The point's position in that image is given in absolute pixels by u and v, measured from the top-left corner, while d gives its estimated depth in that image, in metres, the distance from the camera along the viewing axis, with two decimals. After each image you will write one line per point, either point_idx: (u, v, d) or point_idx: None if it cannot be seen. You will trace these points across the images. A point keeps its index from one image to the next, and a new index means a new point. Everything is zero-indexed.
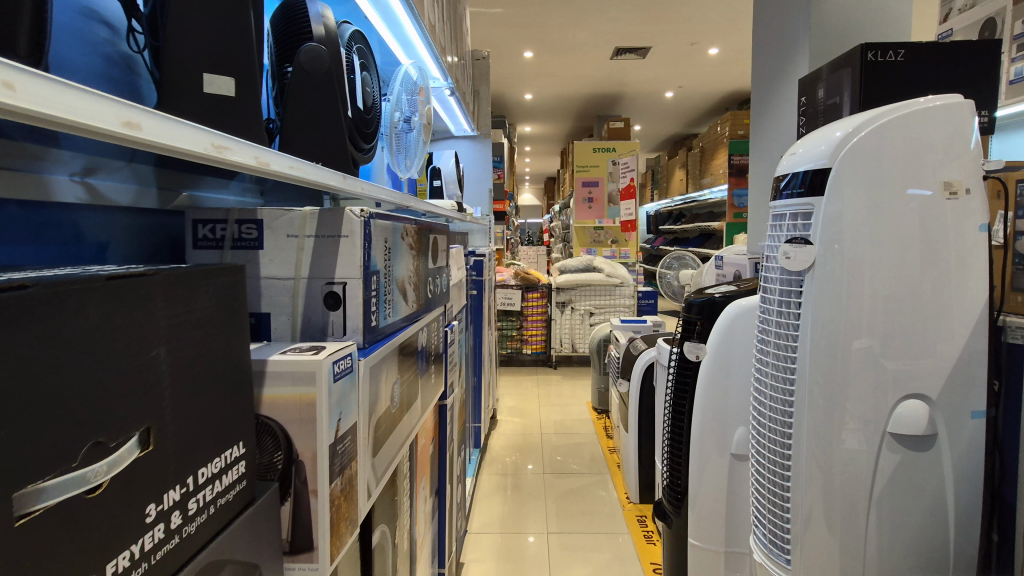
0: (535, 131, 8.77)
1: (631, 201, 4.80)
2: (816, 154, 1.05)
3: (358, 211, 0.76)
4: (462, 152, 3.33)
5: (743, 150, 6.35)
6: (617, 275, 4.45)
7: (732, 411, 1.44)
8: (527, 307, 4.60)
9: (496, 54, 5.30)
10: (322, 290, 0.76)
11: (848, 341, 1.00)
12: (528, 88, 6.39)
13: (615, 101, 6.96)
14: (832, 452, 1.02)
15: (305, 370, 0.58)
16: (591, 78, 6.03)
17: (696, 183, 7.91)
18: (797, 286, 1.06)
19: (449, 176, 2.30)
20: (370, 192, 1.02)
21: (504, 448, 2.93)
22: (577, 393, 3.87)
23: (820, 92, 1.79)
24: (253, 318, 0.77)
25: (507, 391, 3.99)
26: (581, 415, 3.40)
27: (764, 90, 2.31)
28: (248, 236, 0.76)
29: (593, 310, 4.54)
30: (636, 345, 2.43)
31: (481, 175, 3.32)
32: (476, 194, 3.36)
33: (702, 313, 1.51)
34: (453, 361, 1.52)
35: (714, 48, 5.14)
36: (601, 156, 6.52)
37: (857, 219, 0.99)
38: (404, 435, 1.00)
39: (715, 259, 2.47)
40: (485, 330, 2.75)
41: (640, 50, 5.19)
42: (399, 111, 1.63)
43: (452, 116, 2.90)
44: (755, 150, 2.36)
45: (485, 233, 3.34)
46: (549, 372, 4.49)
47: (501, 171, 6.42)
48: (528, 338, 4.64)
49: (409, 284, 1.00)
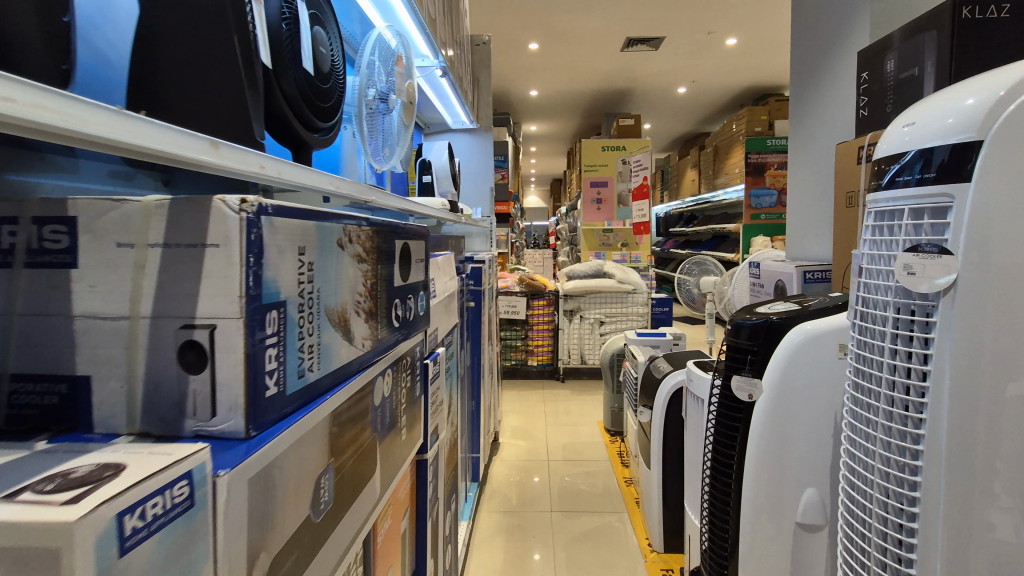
0: (540, 130, 8.46)
1: (644, 201, 4.47)
2: (938, 131, 0.73)
3: (236, 202, 0.44)
4: (460, 148, 3.02)
5: (761, 148, 6.02)
6: (630, 281, 4.16)
7: (797, 467, 1.12)
8: (532, 315, 4.28)
9: (500, 46, 5.00)
10: (177, 338, 0.44)
11: (998, 393, 0.68)
12: (534, 84, 6.08)
13: (625, 97, 6.64)
14: (978, 561, 0.70)
15: (39, 547, 0.27)
16: (601, 72, 5.71)
17: (710, 184, 7.56)
18: (922, 313, 0.73)
19: (441, 171, 2.00)
20: (306, 178, 0.70)
21: (506, 477, 2.60)
22: (588, 411, 3.53)
23: (890, 65, 1.47)
24: (64, 386, 0.45)
25: (510, 408, 3.66)
26: (592, 436, 3.08)
27: (806, 70, 1.99)
28: (50, 243, 0.44)
29: (605, 319, 4.22)
30: (658, 366, 2.11)
31: (481, 174, 3.00)
32: (475, 193, 3.04)
33: (757, 338, 1.18)
34: (438, 399, 1.20)
35: (732, 38, 4.83)
36: (611, 154, 6.18)
37: (1015, 214, 0.67)
38: (353, 532, 0.68)
39: (749, 266, 2.14)
40: (484, 346, 2.43)
41: (653, 41, 4.87)
42: (373, 87, 1.31)
43: (446, 104, 2.59)
44: (797, 140, 2.04)
45: (485, 236, 3.02)
46: (557, 387, 4.15)
47: (505, 171, 6.12)
48: (534, 349, 4.31)
49: (360, 311, 0.69)
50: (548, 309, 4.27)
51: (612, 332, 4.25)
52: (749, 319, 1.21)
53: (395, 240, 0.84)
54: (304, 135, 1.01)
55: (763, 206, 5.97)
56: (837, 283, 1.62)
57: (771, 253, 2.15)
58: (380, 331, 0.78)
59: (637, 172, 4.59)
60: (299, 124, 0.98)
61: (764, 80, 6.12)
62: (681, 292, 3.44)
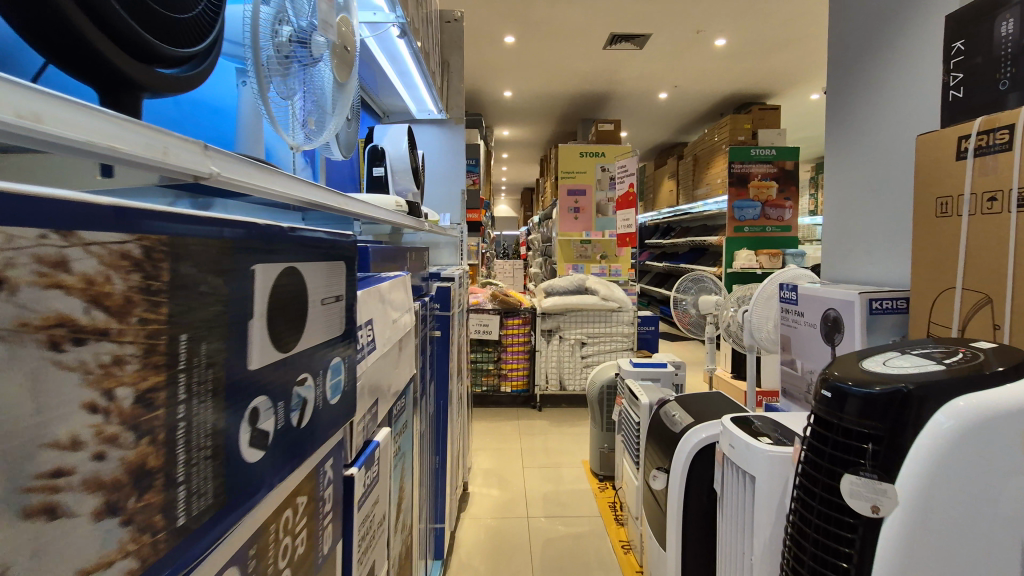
0: (513, 135, 8.07)
1: (628, 210, 4.09)
2: None
3: None
4: (426, 141, 2.56)
5: (745, 157, 5.76)
6: (614, 299, 3.77)
7: None
8: (506, 335, 3.84)
9: (472, 38, 4.59)
10: None
11: None
12: (507, 83, 5.71)
13: (604, 102, 6.31)
14: None
15: None
16: (580, 73, 5.36)
17: (689, 194, 7.28)
18: None
19: (398, 161, 1.50)
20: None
21: (477, 542, 2.12)
22: (570, 448, 3.08)
23: (1003, 26, 1.09)
24: None
25: (482, 443, 3.18)
26: (578, 483, 2.63)
27: (850, 50, 1.62)
28: None
29: (587, 340, 3.82)
30: (670, 413, 1.68)
31: (450, 174, 2.55)
32: (444, 196, 2.58)
33: (877, 417, 0.76)
34: (376, 523, 0.72)
35: (721, 38, 4.55)
36: (589, 161, 5.82)
37: None
38: None
39: (784, 290, 1.75)
40: (452, 384, 1.96)
41: (637, 38, 4.53)
42: (282, 18, 0.86)
43: (409, 84, 2.13)
44: (842, 136, 1.66)
45: (455, 247, 2.57)
46: (533, 416, 3.70)
47: (476, 176, 5.71)
48: (508, 373, 3.86)
49: (63, 505, 0.24)
50: (524, 328, 3.85)
51: (595, 354, 3.84)
52: (861, 385, 0.79)
53: (256, 265, 0.38)
54: (141, 76, 0.58)
55: (747, 218, 5.79)
56: (920, 317, 1.24)
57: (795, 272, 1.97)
58: (202, 492, 0.33)
59: (622, 178, 4.16)
60: (116, 50, 0.55)
61: (748, 87, 5.88)
62: (678, 312, 3.03)
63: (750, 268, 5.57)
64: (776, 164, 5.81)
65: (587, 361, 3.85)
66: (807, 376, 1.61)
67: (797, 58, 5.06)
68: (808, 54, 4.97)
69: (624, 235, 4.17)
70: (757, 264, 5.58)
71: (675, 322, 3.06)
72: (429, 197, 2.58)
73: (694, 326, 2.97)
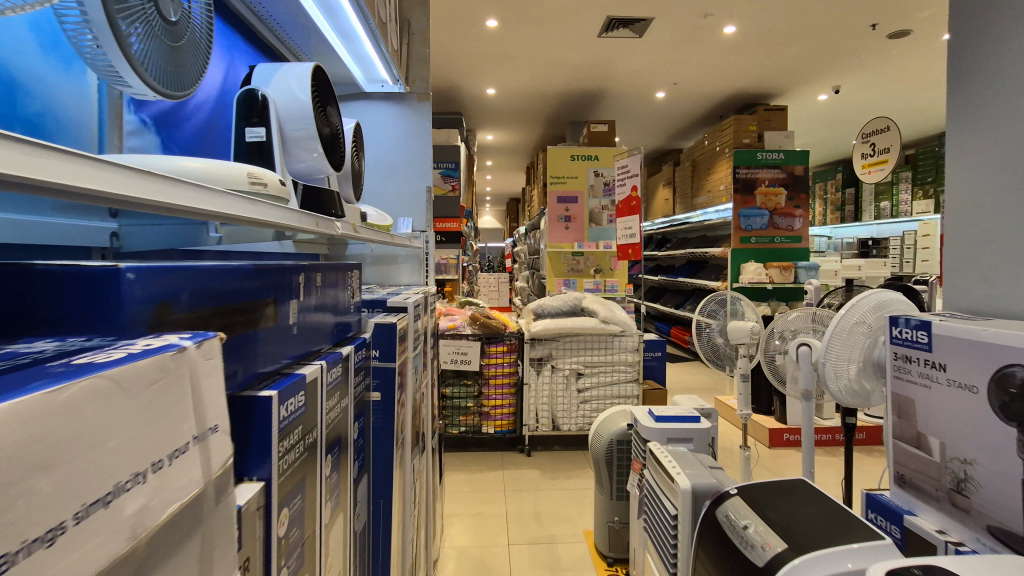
0: (497, 140, 7.55)
1: (629, 218, 3.50)
2: None
3: None
4: (379, 123, 1.96)
5: (751, 161, 5.26)
6: (616, 322, 3.21)
7: None
8: (488, 365, 3.24)
9: (449, 23, 4.04)
10: None
11: None
12: (490, 77, 5.14)
13: (595, 103, 5.81)
14: None
15: None
16: (571, 66, 4.83)
17: (688, 204, 6.77)
18: None
19: (294, 121, 0.89)
20: None
21: None
22: (568, 513, 2.47)
23: None
24: None
25: (458, 504, 2.57)
26: (580, 568, 2.03)
27: None
28: None
29: (584, 370, 3.22)
30: (737, 520, 1.09)
31: (410, 167, 1.97)
32: (402, 196, 1.97)
33: None
34: None
35: (730, 25, 4.04)
36: (581, 165, 5.24)
37: None
38: None
39: (897, 326, 1.17)
40: (405, 461, 1.34)
41: (637, 24, 4.00)
42: None
43: (346, 34, 1.51)
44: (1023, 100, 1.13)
45: (418, 261, 1.95)
46: (520, 464, 3.08)
47: (455, 181, 5.15)
48: (491, 411, 3.25)
49: None
50: (509, 357, 3.25)
51: (594, 388, 3.24)
52: None
53: None
54: None
55: (754, 228, 5.30)
56: None
57: (885, 295, 1.49)
58: None
59: (623, 180, 3.54)
60: None
61: (753, 85, 5.40)
62: (700, 341, 2.47)
63: (759, 283, 5.05)
64: (784, 169, 5.33)
65: (584, 397, 3.24)
66: (952, 467, 1.03)
67: (809, 51, 4.59)
68: (823, 47, 4.49)
69: (624, 246, 3.57)
70: (767, 279, 5.06)
71: (698, 355, 2.45)
72: (382, 196, 1.98)
73: (721, 357, 2.40)
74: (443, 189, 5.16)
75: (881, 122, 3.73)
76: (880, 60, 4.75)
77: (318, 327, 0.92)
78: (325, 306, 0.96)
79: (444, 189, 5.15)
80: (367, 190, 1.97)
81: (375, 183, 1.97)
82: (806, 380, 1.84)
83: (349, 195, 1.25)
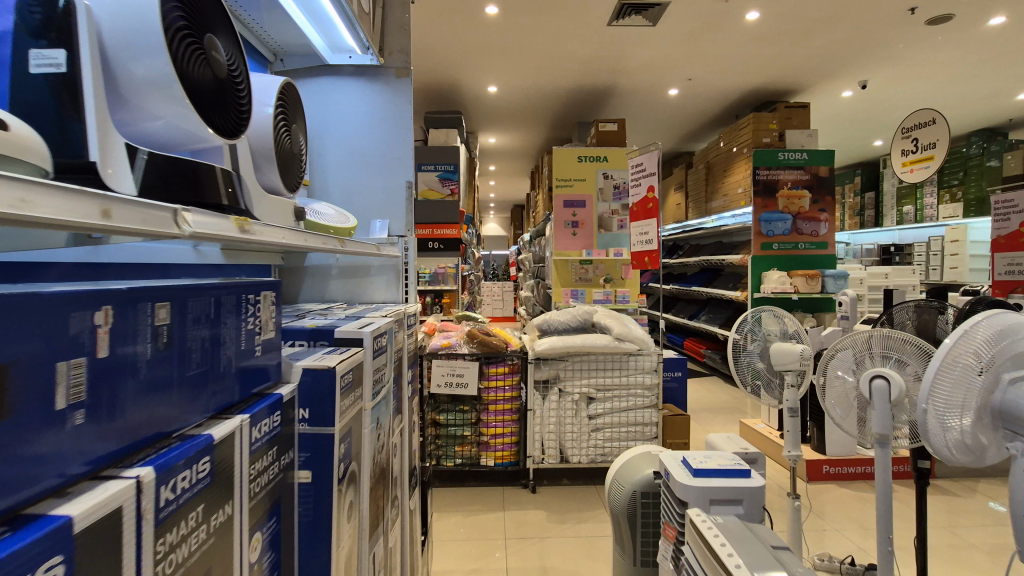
0: (500, 143, 7.22)
1: (644, 222, 3.14)
2: None
3: None
4: (347, 103, 1.60)
5: (772, 162, 4.90)
6: (632, 339, 2.84)
7: None
8: (487, 389, 2.86)
9: (446, 10, 3.72)
10: None
11: None
12: (492, 74, 4.81)
13: (604, 101, 5.47)
14: None
15: None
16: (578, 59, 4.50)
17: (703, 208, 6.39)
18: None
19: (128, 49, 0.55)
20: None
21: None
22: (579, 571, 2.09)
23: None
24: None
25: (452, 557, 2.19)
26: None
27: None
28: None
29: (595, 395, 2.85)
30: None
31: (386, 158, 1.61)
32: (376, 193, 1.62)
33: None
34: None
35: (754, 11, 3.70)
36: (589, 166, 4.89)
37: None
38: None
39: None
40: (362, 555, 0.96)
41: (651, 10, 3.67)
42: None
43: None
44: None
45: (396, 274, 1.58)
46: (524, 503, 2.69)
47: (454, 184, 4.82)
48: (491, 441, 2.86)
49: None
50: (511, 380, 2.87)
51: (607, 414, 2.86)
52: None
53: None
54: None
55: (777, 233, 4.92)
56: None
57: (1011, 321, 1.11)
58: None
59: (637, 180, 3.17)
60: None
61: (773, 80, 5.04)
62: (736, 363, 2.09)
63: (783, 293, 4.67)
64: (808, 170, 4.96)
65: (596, 425, 2.86)
66: None
67: (837, 41, 4.23)
68: (853, 36, 4.14)
69: (640, 254, 3.19)
70: (792, 288, 4.66)
71: (734, 379, 2.08)
72: (350, 191, 1.61)
73: (761, 384, 2.02)
74: (441, 193, 4.82)
75: (923, 115, 3.36)
76: (913, 50, 4.38)
77: (189, 391, 0.56)
78: (207, 352, 0.59)
79: (442, 193, 4.81)
80: (333, 186, 1.61)
81: (343, 176, 1.60)
82: (881, 419, 1.47)
83: (273, 182, 0.89)
